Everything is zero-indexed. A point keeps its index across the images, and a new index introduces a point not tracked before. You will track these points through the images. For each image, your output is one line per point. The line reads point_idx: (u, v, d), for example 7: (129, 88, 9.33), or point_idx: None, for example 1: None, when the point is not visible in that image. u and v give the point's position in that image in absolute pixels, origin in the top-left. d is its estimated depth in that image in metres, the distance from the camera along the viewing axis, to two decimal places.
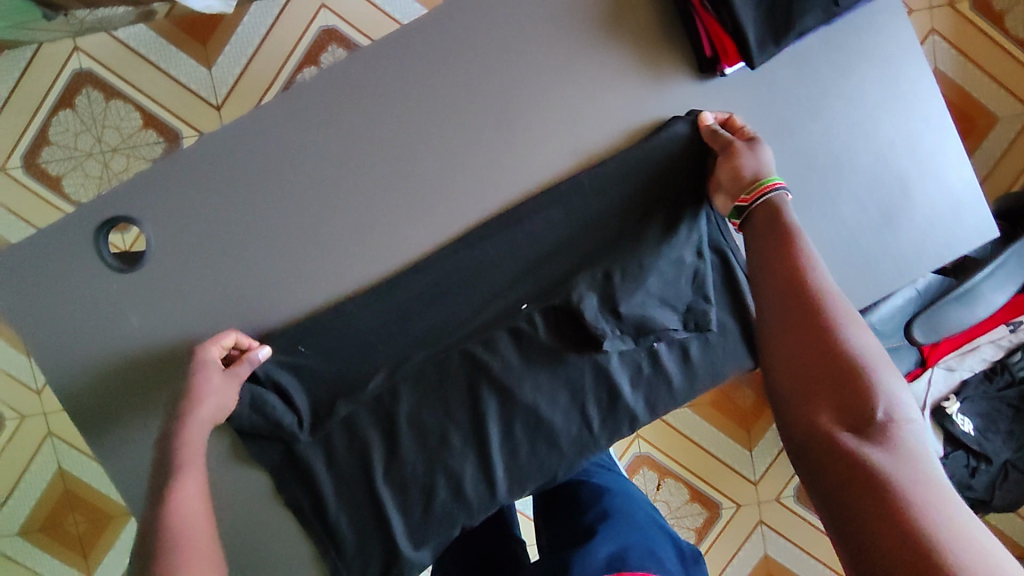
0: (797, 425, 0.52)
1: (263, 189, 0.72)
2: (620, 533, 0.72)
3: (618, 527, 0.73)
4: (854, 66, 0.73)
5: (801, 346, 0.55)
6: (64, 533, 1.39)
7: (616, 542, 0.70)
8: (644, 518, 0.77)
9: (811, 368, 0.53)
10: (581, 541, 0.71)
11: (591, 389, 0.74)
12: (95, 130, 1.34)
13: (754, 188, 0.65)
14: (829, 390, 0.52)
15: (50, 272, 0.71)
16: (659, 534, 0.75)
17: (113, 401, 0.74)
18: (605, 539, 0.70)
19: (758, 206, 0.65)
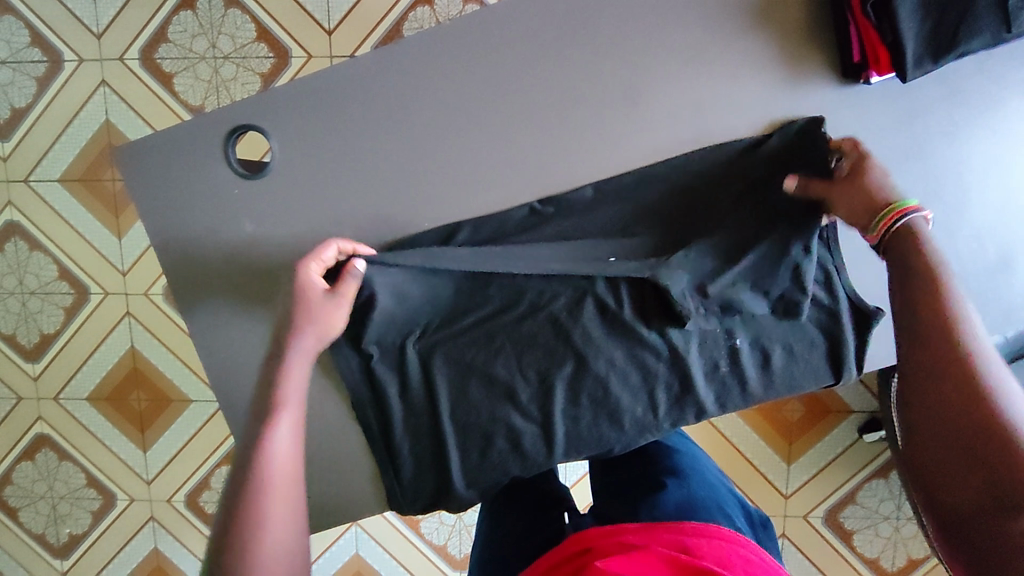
0: (933, 483, 0.47)
1: (388, 123, 0.74)
2: (693, 488, 0.76)
3: (691, 483, 0.78)
4: (1003, 98, 0.70)
5: (919, 364, 0.50)
6: (128, 408, 1.49)
7: (686, 495, 0.75)
8: (715, 481, 0.81)
9: (945, 424, 0.47)
10: (651, 489, 0.77)
11: (663, 376, 0.76)
12: (211, 35, 1.38)
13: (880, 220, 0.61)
14: (960, 446, 0.46)
15: (178, 166, 0.74)
16: (731, 496, 0.79)
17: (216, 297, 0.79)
18: (677, 491, 0.75)
19: (889, 234, 0.59)
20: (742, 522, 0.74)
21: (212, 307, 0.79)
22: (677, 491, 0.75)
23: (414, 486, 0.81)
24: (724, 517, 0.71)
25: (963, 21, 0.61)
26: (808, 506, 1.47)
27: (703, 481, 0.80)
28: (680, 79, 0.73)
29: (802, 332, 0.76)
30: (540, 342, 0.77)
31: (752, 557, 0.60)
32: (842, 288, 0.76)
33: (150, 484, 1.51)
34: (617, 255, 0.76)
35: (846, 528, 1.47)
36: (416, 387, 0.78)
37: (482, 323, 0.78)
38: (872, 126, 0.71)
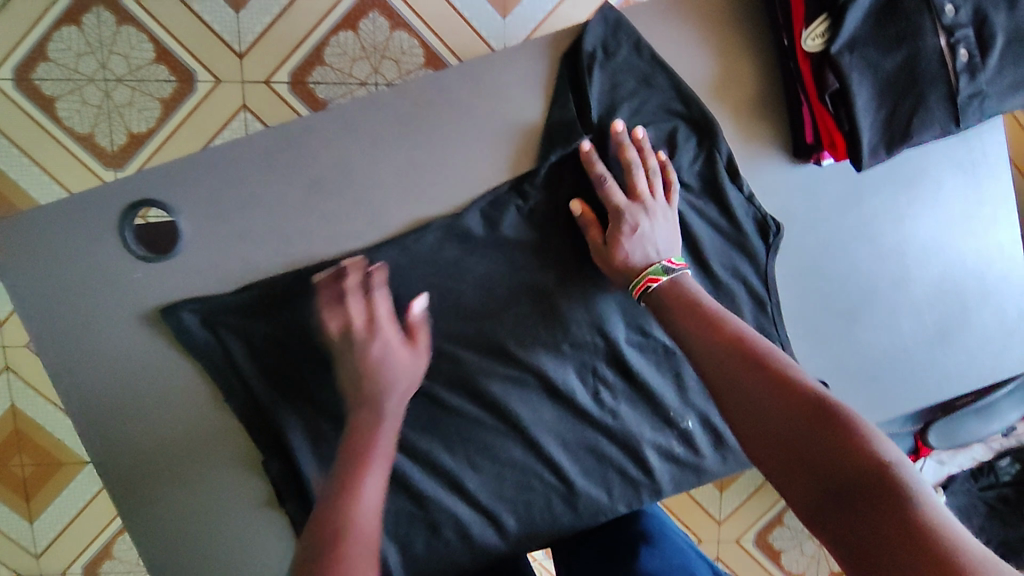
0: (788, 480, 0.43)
1: (318, 197, 0.66)
2: (665, 549, 0.66)
3: (664, 548, 0.66)
4: (944, 177, 0.72)
5: (709, 361, 0.51)
6: (9, 475, 1.30)
7: (662, 562, 0.63)
8: (687, 543, 0.69)
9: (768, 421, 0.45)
10: (621, 560, 0.65)
11: (618, 459, 0.73)
12: (100, 54, 1.22)
13: (637, 281, 0.62)
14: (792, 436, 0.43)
15: (60, 248, 0.63)
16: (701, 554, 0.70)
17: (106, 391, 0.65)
18: (652, 559, 0.63)
19: (654, 292, 0.60)
20: None
21: (96, 411, 0.65)
22: (653, 556, 0.64)
23: None
24: None
25: (915, 113, 0.61)
26: (741, 530, 1.50)
27: (674, 539, 0.69)
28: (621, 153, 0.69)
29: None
30: (489, 424, 0.71)
31: None
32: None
33: (39, 559, 1.33)
34: (570, 344, 0.71)
35: (773, 548, 1.51)
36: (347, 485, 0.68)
37: (413, 415, 0.69)
38: (821, 201, 0.71)
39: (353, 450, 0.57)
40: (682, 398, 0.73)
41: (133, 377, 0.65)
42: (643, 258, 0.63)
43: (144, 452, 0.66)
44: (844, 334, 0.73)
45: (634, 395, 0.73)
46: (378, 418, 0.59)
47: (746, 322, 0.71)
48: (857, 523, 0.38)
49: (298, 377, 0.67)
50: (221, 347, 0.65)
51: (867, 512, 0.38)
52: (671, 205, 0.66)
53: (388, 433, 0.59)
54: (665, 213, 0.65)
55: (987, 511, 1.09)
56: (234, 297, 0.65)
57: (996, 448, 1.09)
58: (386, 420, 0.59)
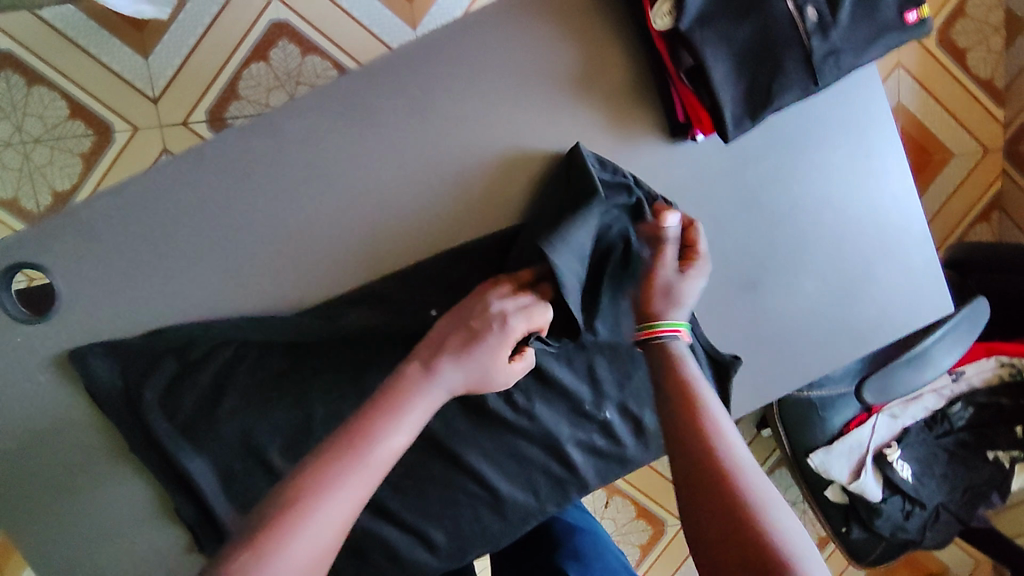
0: None
1: (199, 237, 0.66)
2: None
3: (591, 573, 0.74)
4: (827, 137, 0.72)
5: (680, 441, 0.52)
6: None
7: None
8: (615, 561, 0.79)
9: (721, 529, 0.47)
10: None
11: (541, 460, 0.73)
12: (14, 117, 1.22)
13: (643, 331, 0.62)
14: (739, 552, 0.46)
15: None
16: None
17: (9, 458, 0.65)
18: None
19: (653, 346, 0.61)
20: None
21: (2, 480, 0.65)
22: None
23: None
24: None
25: (774, 79, 0.61)
26: None
27: (607, 566, 0.77)
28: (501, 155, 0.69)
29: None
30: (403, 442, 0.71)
31: None
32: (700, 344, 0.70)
33: None
34: None
35: None
36: None
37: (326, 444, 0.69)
38: (706, 176, 0.71)
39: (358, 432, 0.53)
40: (596, 391, 0.73)
41: (35, 442, 0.65)
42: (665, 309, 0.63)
43: (55, 516, 0.66)
44: (749, 305, 0.73)
45: (548, 394, 0.72)
46: (393, 417, 0.55)
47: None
48: None
49: (204, 419, 0.66)
50: (121, 398, 0.65)
51: None
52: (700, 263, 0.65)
53: (412, 420, 0.56)
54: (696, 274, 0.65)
55: (949, 458, 1.08)
56: (124, 349, 0.65)
57: (948, 395, 1.08)
58: (393, 433, 0.54)
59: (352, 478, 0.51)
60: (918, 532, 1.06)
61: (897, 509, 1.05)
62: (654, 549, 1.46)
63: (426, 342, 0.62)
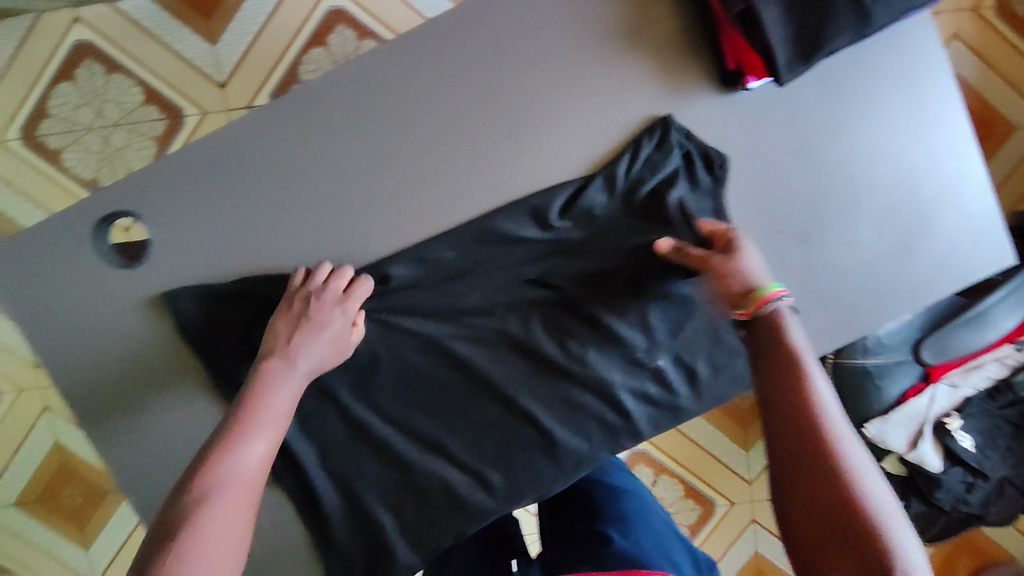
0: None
1: (271, 188, 0.70)
2: (637, 534, 0.75)
3: (635, 529, 0.76)
4: (882, 86, 0.71)
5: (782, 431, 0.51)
6: (60, 506, 1.39)
7: (634, 542, 0.73)
8: (661, 523, 0.81)
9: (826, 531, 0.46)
10: (595, 534, 0.76)
11: (594, 407, 0.74)
12: (95, 104, 1.31)
13: (752, 300, 0.58)
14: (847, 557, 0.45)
15: (43, 266, 0.69)
16: (676, 539, 0.79)
17: (104, 396, 0.71)
18: (625, 539, 0.73)
19: (761, 317, 0.57)
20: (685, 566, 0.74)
21: (98, 415, 0.71)
22: (625, 542, 0.73)
23: (347, 559, 0.74)
24: (668, 563, 0.71)
25: (824, 21, 0.61)
26: None
27: (650, 526, 0.79)
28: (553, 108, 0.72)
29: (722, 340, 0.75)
30: (460, 387, 0.74)
31: None
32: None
33: None
34: (529, 298, 0.73)
35: None
36: (333, 458, 0.73)
37: (387, 385, 0.73)
38: (759, 126, 0.71)
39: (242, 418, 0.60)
40: (650, 340, 0.74)
41: (127, 379, 0.71)
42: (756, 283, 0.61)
43: (143, 449, 0.71)
44: (803, 256, 0.73)
45: (601, 340, 0.74)
46: (247, 439, 0.59)
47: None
48: None
49: (277, 359, 0.71)
50: (200, 339, 0.70)
51: None
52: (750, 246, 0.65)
53: (277, 406, 0.62)
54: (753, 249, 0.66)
55: (1014, 431, 1.05)
56: (204, 292, 0.70)
57: (1012, 363, 1.04)
58: (251, 442, 0.59)
59: (226, 501, 0.55)
60: (981, 506, 1.02)
61: (959, 481, 1.02)
62: (703, 529, 1.44)
63: (270, 338, 0.66)
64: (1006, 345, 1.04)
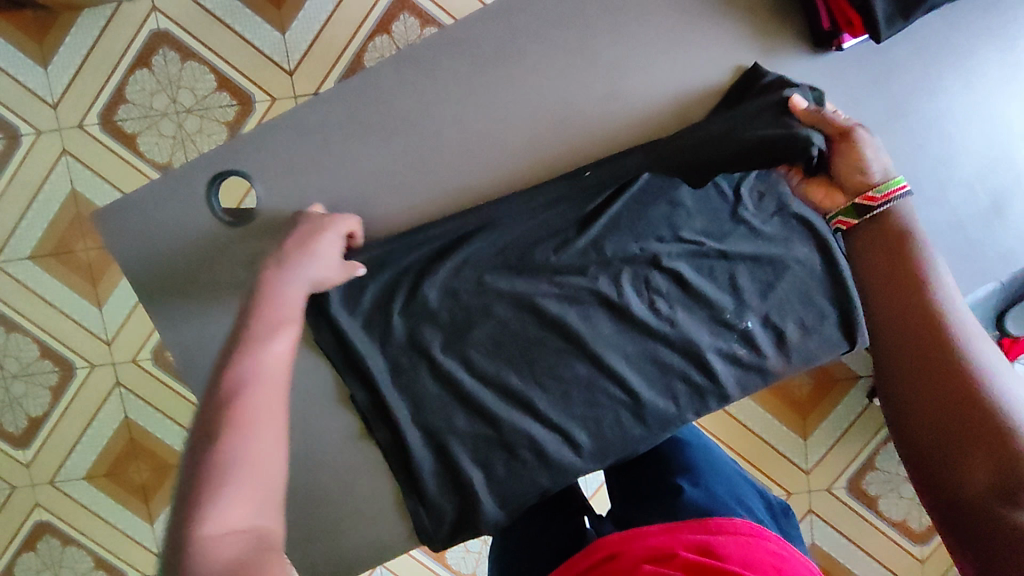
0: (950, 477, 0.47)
1: (373, 150, 0.74)
2: (709, 483, 0.76)
3: (707, 477, 0.77)
4: (976, 46, 0.72)
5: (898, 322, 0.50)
6: (127, 480, 1.44)
7: (708, 492, 0.74)
8: (731, 469, 0.82)
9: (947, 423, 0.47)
10: (667, 486, 0.77)
11: (681, 367, 0.75)
12: (170, 90, 1.36)
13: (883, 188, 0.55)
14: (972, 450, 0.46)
15: (163, 223, 0.74)
16: (747, 485, 0.80)
17: (217, 345, 0.77)
18: (699, 490, 0.74)
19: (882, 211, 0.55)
20: (762, 511, 0.75)
21: (212, 362, 0.77)
22: (696, 491, 0.74)
23: (437, 512, 0.77)
24: (747, 511, 0.71)
25: None
26: (832, 477, 1.41)
27: (720, 473, 0.80)
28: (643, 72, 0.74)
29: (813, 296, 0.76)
30: (551, 345, 0.75)
31: (781, 551, 0.60)
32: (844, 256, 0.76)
33: None
34: (620, 260, 0.75)
35: (870, 495, 1.41)
36: (427, 413, 0.75)
37: (482, 342, 0.75)
38: (851, 87, 0.72)
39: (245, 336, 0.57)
40: (739, 302, 0.75)
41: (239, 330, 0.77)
42: (882, 172, 0.57)
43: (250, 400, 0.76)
44: None
45: (690, 302, 0.75)
46: (263, 342, 0.57)
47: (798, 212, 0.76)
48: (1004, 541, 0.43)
49: (381, 315, 0.74)
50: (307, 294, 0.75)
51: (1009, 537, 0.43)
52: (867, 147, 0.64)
53: (275, 321, 0.59)
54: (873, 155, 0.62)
55: None
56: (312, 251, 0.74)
57: None
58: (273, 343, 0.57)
59: (256, 409, 0.51)
60: None
61: None
62: None
63: (270, 255, 0.67)
64: None
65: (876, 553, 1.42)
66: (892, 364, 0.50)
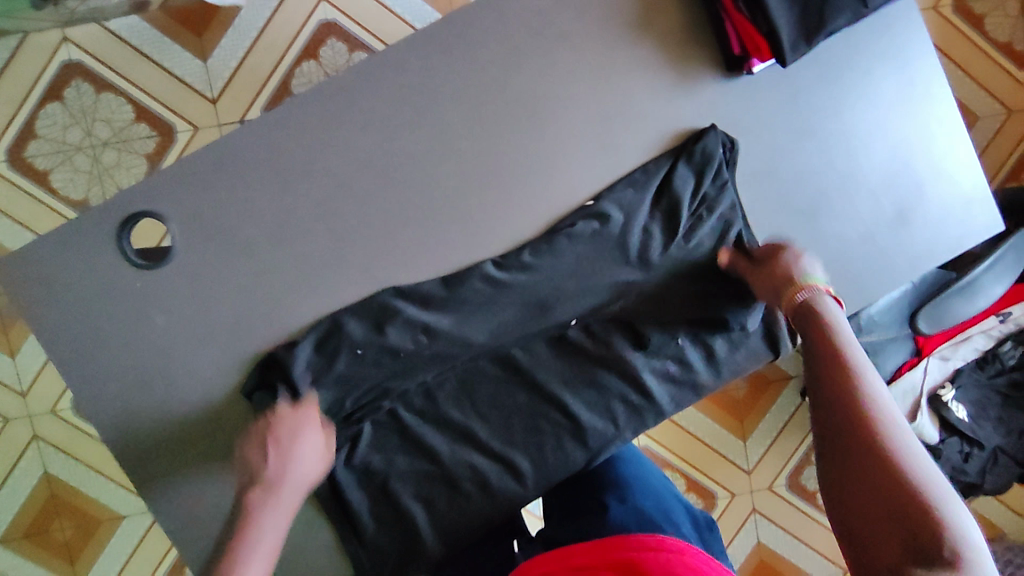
0: (832, 468, 0.59)
1: (296, 182, 0.72)
2: (634, 501, 0.76)
3: (632, 495, 0.77)
4: (874, 67, 0.76)
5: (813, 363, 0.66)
6: (49, 539, 1.34)
7: (631, 510, 0.74)
8: (659, 488, 0.81)
9: (841, 428, 0.60)
10: (593, 507, 0.76)
11: (618, 389, 0.77)
12: (84, 123, 1.29)
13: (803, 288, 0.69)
14: (854, 447, 0.59)
15: (71, 267, 0.70)
16: (676, 501, 0.80)
17: (135, 393, 0.72)
18: (621, 508, 0.74)
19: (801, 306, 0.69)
20: (688, 529, 0.74)
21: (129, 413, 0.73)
22: (622, 509, 0.74)
23: (379, 553, 0.75)
24: (671, 527, 0.71)
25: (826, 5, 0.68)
26: (772, 476, 1.45)
27: (648, 489, 0.80)
28: (566, 97, 0.75)
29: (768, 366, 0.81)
30: (490, 375, 0.77)
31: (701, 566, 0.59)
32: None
33: None
34: (561, 297, 0.76)
35: (809, 489, 1.46)
36: (366, 450, 0.75)
37: (424, 375, 0.76)
38: (763, 108, 0.76)
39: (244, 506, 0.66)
40: (670, 321, 0.77)
41: (159, 375, 0.73)
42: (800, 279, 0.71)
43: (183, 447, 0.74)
44: (806, 230, 0.77)
45: (623, 324, 0.77)
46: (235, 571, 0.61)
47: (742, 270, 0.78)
48: (872, 508, 0.55)
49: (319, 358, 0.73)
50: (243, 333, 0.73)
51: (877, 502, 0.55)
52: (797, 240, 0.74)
53: (265, 542, 0.64)
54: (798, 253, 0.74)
55: (1002, 401, 1.09)
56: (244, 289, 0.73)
57: (997, 336, 1.04)
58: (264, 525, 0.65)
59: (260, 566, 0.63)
60: (978, 475, 1.06)
61: (956, 451, 1.06)
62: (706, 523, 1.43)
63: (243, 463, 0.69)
64: (990, 317, 1.03)
65: (818, 546, 1.46)
66: (831, 459, 0.60)
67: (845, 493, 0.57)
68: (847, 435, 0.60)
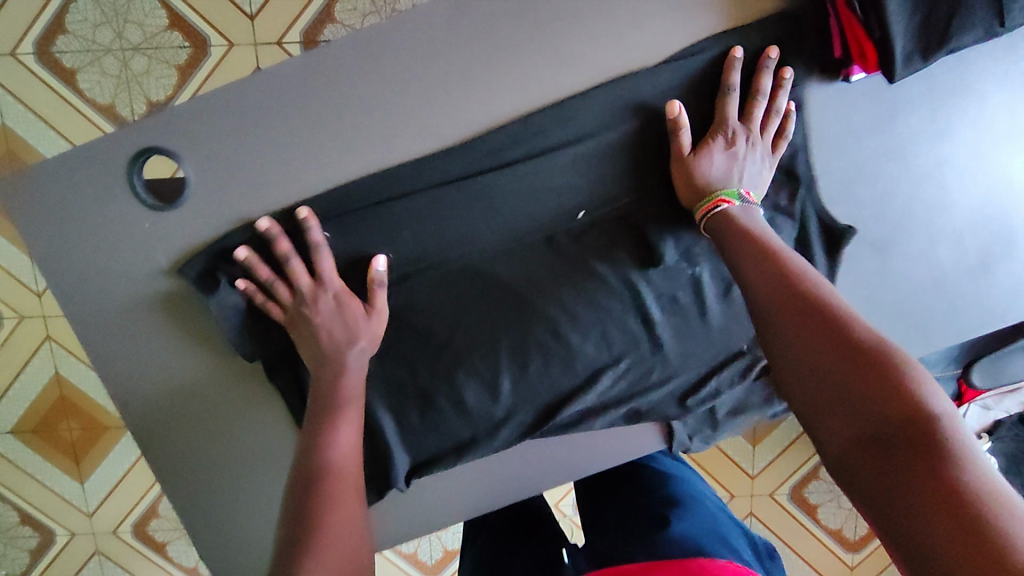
0: (802, 391, 0.48)
1: (321, 142, 0.66)
2: (692, 517, 0.75)
3: (690, 512, 0.76)
4: (990, 94, 0.68)
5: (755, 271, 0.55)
6: (57, 438, 1.36)
7: (690, 525, 0.73)
8: (714, 508, 0.81)
9: (807, 341, 0.48)
10: (651, 519, 0.75)
11: (619, 321, 0.73)
12: (115, 23, 1.22)
13: (708, 199, 0.63)
14: (824, 360, 0.47)
15: (75, 200, 0.65)
16: (733, 523, 0.79)
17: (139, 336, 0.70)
18: (680, 521, 0.73)
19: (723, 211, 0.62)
20: (746, 551, 0.74)
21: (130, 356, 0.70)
22: (682, 523, 0.73)
23: None
24: (732, 548, 0.70)
25: (955, 14, 0.59)
26: (776, 484, 1.41)
27: (702, 508, 0.79)
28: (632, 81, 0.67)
29: (748, 351, 0.76)
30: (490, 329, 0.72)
31: None
32: (812, 210, 0.68)
33: (91, 517, 1.39)
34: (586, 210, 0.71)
35: (811, 503, 1.42)
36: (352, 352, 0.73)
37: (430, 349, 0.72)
38: (855, 119, 0.67)
39: (325, 409, 0.67)
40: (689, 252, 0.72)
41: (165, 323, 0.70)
42: (717, 179, 0.64)
43: (186, 392, 0.72)
44: (878, 266, 0.71)
45: (635, 248, 0.71)
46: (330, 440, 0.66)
47: (781, 203, 0.68)
48: (853, 425, 0.43)
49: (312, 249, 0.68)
50: None
51: (857, 419, 0.44)
52: (773, 151, 0.65)
53: (352, 387, 0.68)
54: (760, 158, 0.65)
55: None
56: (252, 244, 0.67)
57: None
58: (341, 429, 0.66)
59: (346, 426, 0.67)
60: None
61: None
62: None
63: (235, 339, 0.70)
64: None
65: (809, 558, 1.44)
66: (779, 327, 0.51)
67: (821, 417, 0.46)
68: (815, 350, 0.48)
